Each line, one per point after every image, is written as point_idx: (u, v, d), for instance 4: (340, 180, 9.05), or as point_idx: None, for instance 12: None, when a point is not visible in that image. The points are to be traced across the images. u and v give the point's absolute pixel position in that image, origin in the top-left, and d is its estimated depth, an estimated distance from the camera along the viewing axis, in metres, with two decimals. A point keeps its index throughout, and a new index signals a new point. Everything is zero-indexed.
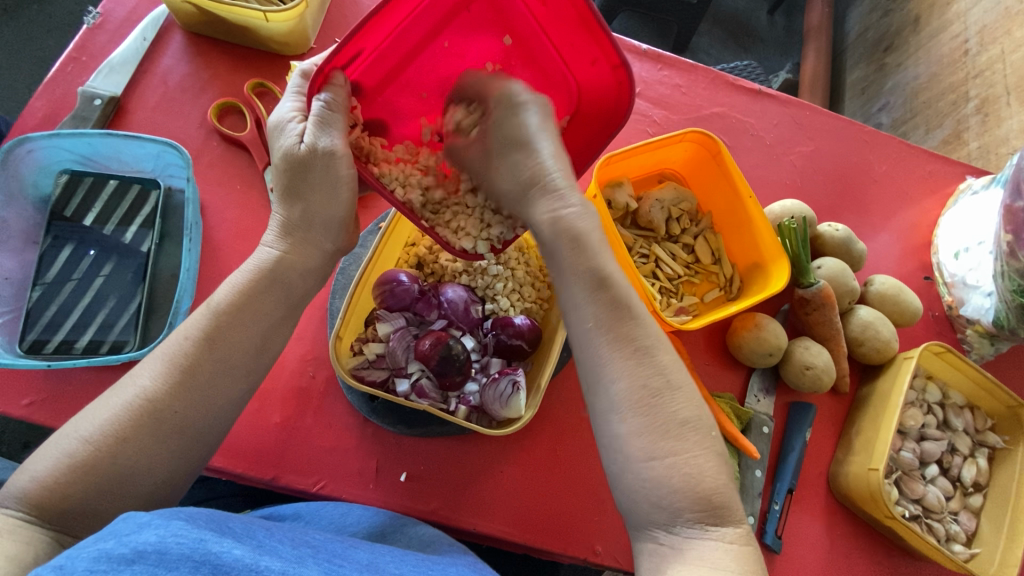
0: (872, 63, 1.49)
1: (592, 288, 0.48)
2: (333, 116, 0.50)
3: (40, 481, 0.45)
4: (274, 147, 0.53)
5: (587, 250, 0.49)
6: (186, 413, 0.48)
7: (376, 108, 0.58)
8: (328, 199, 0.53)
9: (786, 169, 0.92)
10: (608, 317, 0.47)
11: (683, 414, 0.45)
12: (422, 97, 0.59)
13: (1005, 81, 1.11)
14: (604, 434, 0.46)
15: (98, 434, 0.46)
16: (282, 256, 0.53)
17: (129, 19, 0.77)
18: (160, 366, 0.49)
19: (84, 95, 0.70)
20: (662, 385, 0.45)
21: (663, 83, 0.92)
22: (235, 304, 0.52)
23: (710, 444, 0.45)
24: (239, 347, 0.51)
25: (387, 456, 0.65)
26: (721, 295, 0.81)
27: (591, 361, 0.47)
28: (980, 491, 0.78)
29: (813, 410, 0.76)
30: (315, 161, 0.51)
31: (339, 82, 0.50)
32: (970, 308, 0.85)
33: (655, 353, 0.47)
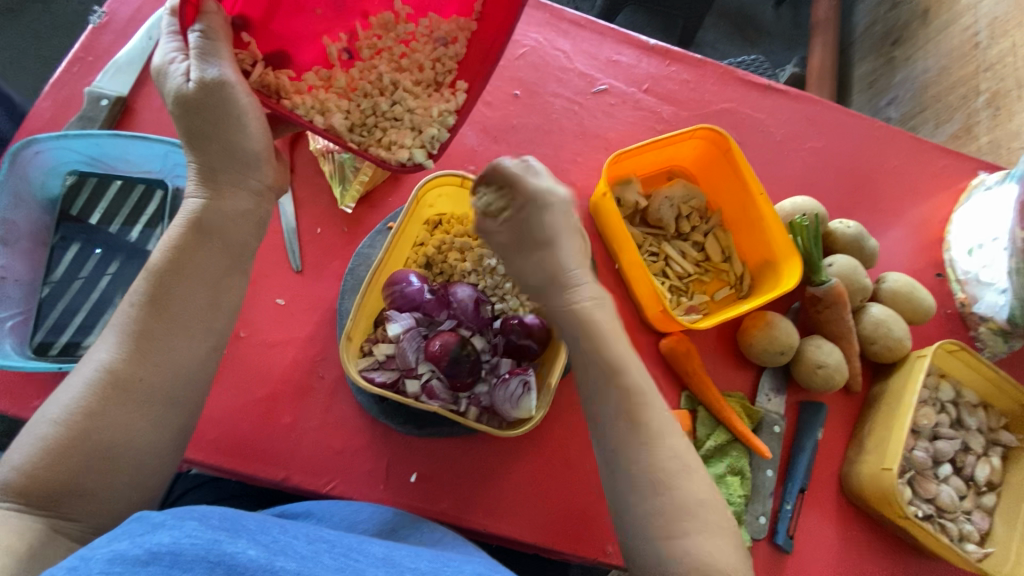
0: (881, 57, 1.48)
1: (609, 375, 0.50)
2: (214, 44, 0.50)
3: (20, 469, 0.45)
4: (166, 95, 0.52)
5: (600, 342, 0.50)
6: (149, 377, 0.50)
7: (274, 36, 0.58)
8: (239, 129, 0.52)
9: (796, 164, 0.91)
10: (620, 399, 0.50)
11: (700, 495, 0.49)
12: (317, 13, 0.61)
13: (1018, 74, 1.09)
14: (623, 517, 0.50)
15: (67, 411, 0.47)
16: (209, 201, 0.53)
17: (134, 18, 0.76)
18: (114, 338, 0.50)
19: (92, 96, 0.70)
20: (679, 468, 0.49)
21: (671, 79, 0.91)
22: (172, 262, 0.52)
23: (725, 523, 0.49)
24: (191, 306, 0.52)
25: (397, 456, 0.65)
26: (731, 294, 0.81)
27: (607, 450, 0.51)
28: (994, 490, 0.77)
29: (824, 410, 0.76)
30: (209, 94, 0.50)
31: (211, 9, 0.50)
32: (984, 306, 0.84)
33: (666, 438, 0.50)
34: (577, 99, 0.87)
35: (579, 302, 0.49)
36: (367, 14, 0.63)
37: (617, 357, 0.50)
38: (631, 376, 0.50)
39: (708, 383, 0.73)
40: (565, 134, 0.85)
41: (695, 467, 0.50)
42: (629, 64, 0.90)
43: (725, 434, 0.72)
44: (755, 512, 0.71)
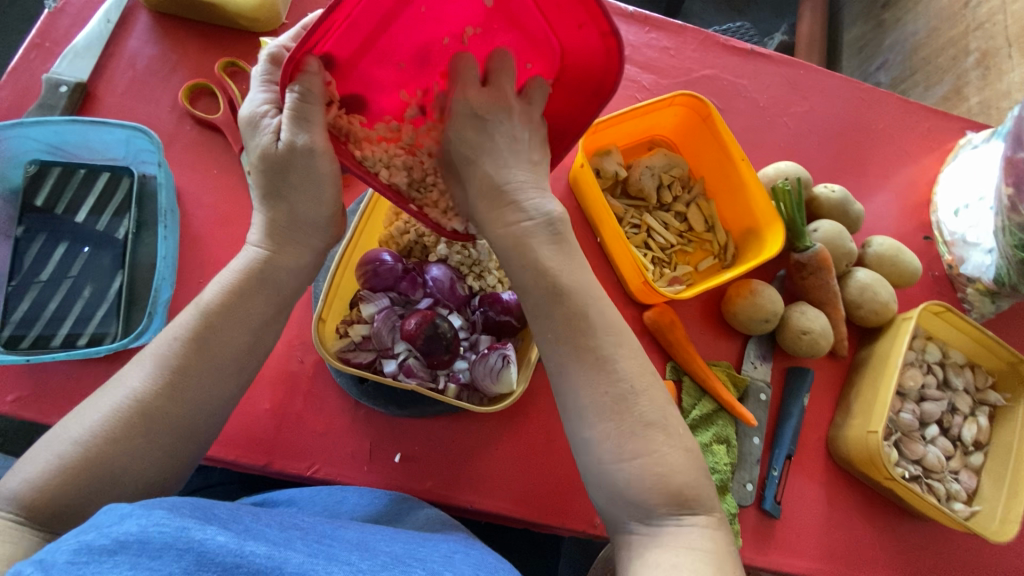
0: (870, 20, 1.45)
1: (552, 307, 0.49)
2: (309, 108, 0.48)
3: (33, 482, 0.43)
4: (251, 144, 0.52)
5: (538, 264, 0.50)
6: (178, 414, 0.48)
7: (353, 82, 0.52)
8: (314, 199, 0.51)
9: (780, 130, 0.90)
10: (568, 333, 0.48)
11: (649, 414, 0.46)
12: (399, 66, 0.52)
13: (1007, 32, 1.07)
14: (576, 441, 0.47)
15: (90, 434, 0.45)
16: (270, 257, 0.52)
17: (92, 2, 0.74)
18: (151, 366, 0.48)
19: (50, 82, 0.68)
20: (626, 390, 0.46)
21: (651, 46, 0.89)
22: (224, 304, 0.50)
23: (678, 441, 0.46)
24: (230, 348, 0.50)
25: (380, 437, 0.65)
26: (715, 263, 0.79)
27: (555, 372, 0.49)
28: (981, 449, 0.77)
29: (810, 376, 0.75)
30: (294, 160, 0.49)
31: (313, 68, 0.47)
32: (970, 266, 0.83)
33: (616, 359, 0.47)
34: None
35: (517, 224, 0.52)
36: (447, 76, 0.54)
37: (569, 289, 0.49)
38: (575, 293, 0.49)
39: (693, 352, 0.72)
40: None
41: (646, 383, 0.47)
42: None
43: (710, 403, 0.72)
44: (741, 480, 0.71)
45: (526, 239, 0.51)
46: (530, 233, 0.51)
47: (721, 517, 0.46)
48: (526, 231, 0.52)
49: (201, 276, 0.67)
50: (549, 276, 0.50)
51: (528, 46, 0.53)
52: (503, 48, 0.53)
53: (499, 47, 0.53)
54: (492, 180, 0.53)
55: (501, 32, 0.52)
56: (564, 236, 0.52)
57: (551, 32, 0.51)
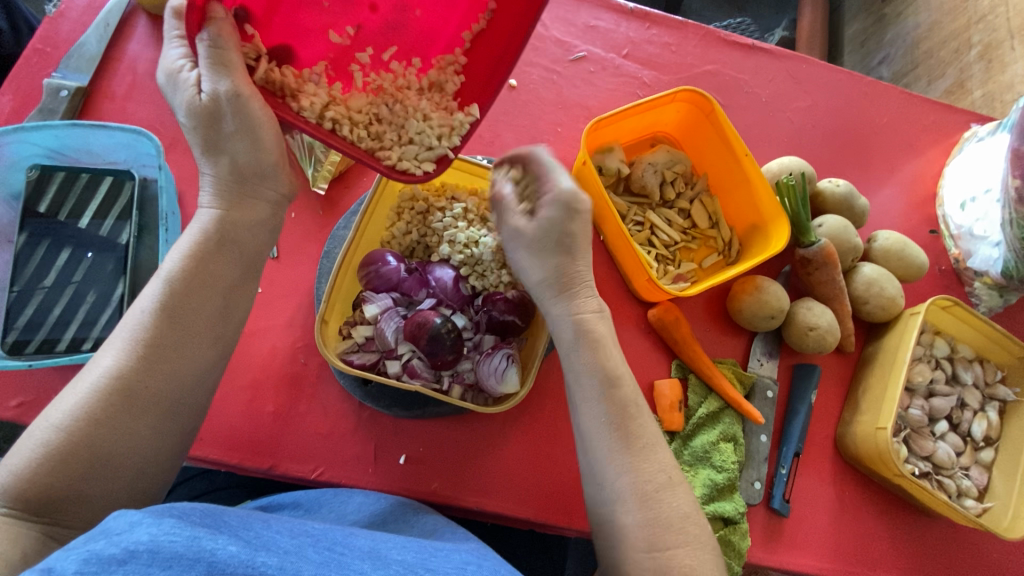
0: (871, 15, 1.44)
1: (608, 393, 0.51)
2: (225, 53, 0.46)
3: (19, 474, 0.42)
4: (177, 103, 0.49)
5: (599, 353, 0.52)
6: (158, 386, 0.46)
7: (276, 28, 0.52)
8: (251, 145, 0.49)
9: (783, 125, 0.89)
10: (616, 418, 0.50)
11: (682, 508, 0.48)
12: (322, 6, 0.54)
13: (1010, 24, 1.06)
14: (607, 522, 0.48)
15: (70, 419, 0.43)
16: (225, 214, 0.51)
17: (92, 6, 0.74)
18: (120, 343, 0.46)
19: (51, 87, 0.68)
20: (664, 481, 0.48)
21: (652, 43, 0.89)
22: (187, 270, 0.49)
23: (706, 538, 0.47)
24: (203, 315, 0.49)
25: (385, 439, 0.64)
26: (719, 260, 0.79)
27: (596, 454, 0.50)
28: (992, 445, 0.76)
29: (818, 372, 0.75)
30: (224, 109, 0.47)
31: (219, 14, 0.46)
32: (978, 260, 0.82)
33: (655, 451, 0.50)
34: (554, 67, 0.84)
35: (584, 313, 0.53)
36: (376, 10, 0.56)
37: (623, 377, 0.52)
38: (625, 383, 0.51)
39: (698, 350, 0.72)
40: (544, 104, 0.83)
41: (680, 478, 0.50)
42: (608, 29, 0.88)
43: (716, 401, 0.71)
44: (750, 478, 0.70)
45: (591, 335, 0.52)
46: (594, 324, 0.53)
47: None
48: (590, 320, 0.53)
49: None
50: (602, 355, 0.52)
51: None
52: None
53: None
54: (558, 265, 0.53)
55: None
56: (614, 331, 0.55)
57: None
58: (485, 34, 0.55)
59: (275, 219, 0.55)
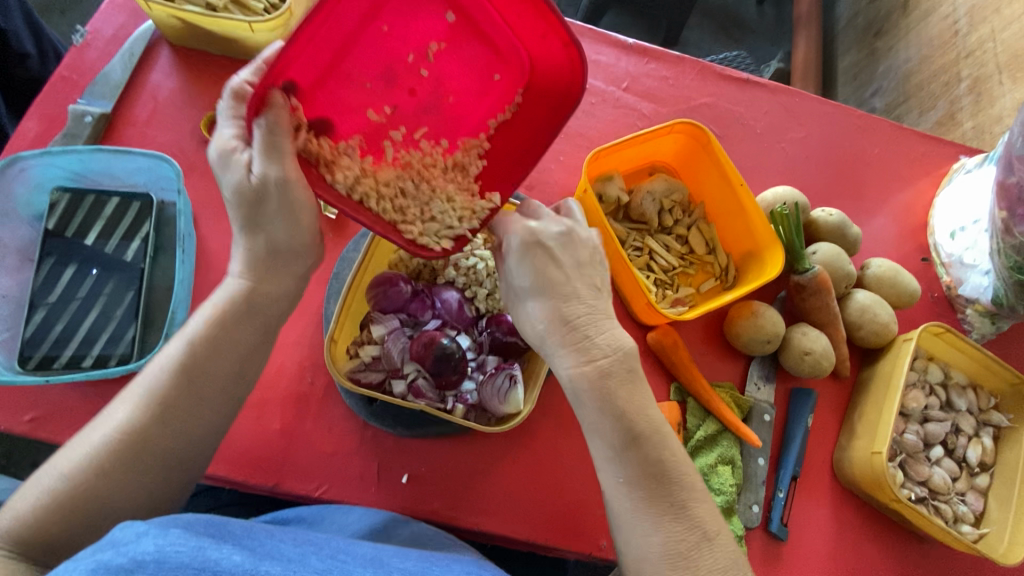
0: (864, 49, 1.50)
1: (629, 449, 0.50)
2: (279, 140, 0.48)
3: (23, 519, 0.44)
4: (223, 179, 0.50)
5: (616, 409, 0.50)
6: (166, 446, 0.48)
7: (319, 104, 0.54)
8: (290, 226, 0.51)
9: (777, 156, 0.92)
10: (642, 478, 0.50)
11: (718, 564, 0.48)
12: (366, 86, 0.56)
13: (997, 60, 1.11)
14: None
15: (79, 468, 0.46)
16: (253, 287, 0.52)
17: (117, 36, 0.77)
18: (138, 400, 0.49)
19: (76, 113, 0.71)
20: (698, 538, 0.49)
21: (651, 76, 0.92)
22: (209, 336, 0.50)
23: None
24: (220, 377, 0.51)
25: (388, 457, 0.65)
26: (717, 285, 0.81)
27: (622, 513, 0.50)
28: (987, 470, 0.77)
29: (814, 397, 0.76)
30: (270, 191, 0.49)
31: (279, 101, 0.47)
32: (969, 288, 0.84)
33: (688, 507, 0.50)
34: None
35: (596, 363, 0.51)
36: (413, 93, 0.58)
37: (642, 423, 0.51)
38: (648, 436, 0.51)
39: (696, 373, 0.73)
40: None
41: (716, 532, 0.50)
42: (609, 63, 0.91)
43: (715, 424, 0.72)
44: (748, 501, 0.71)
45: (606, 387, 0.51)
46: (609, 373, 0.51)
47: None
48: (602, 370, 0.51)
49: None
50: (620, 410, 0.50)
51: (493, 60, 0.57)
52: (467, 62, 0.58)
53: (462, 61, 0.58)
54: (562, 316, 0.52)
55: (463, 47, 0.57)
56: (636, 373, 0.53)
57: (520, 44, 0.55)
58: (511, 128, 0.59)
59: (299, 291, 0.56)
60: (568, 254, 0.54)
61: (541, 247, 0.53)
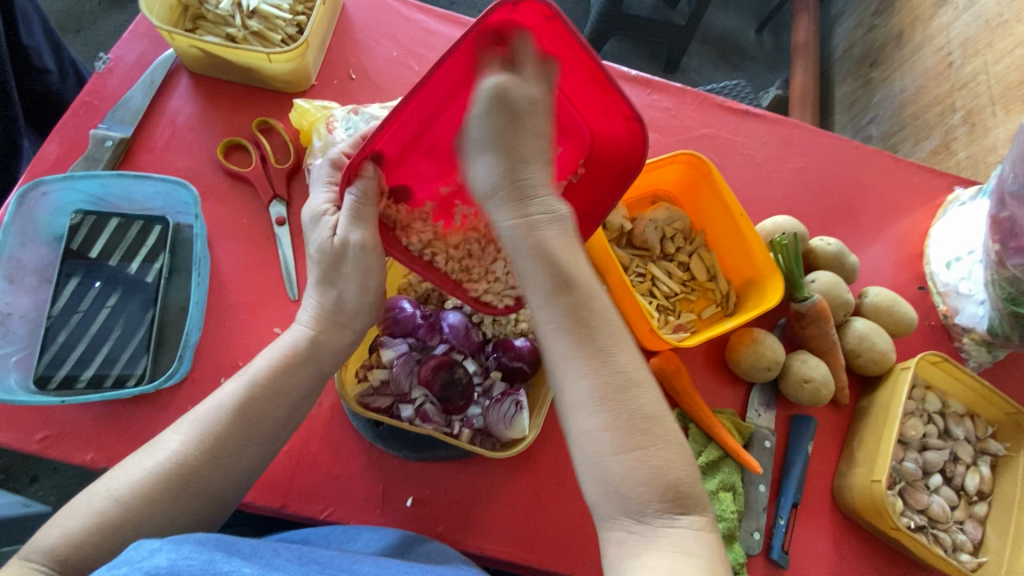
0: (859, 78, 1.54)
1: (558, 297, 0.47)
2: (364, 207, 0.54)
3: (69, 537, 0.45)
4: (310, 238, 0.58)
5: (549, 257, 0.47)
6: (213, 482, 0.50)
7: (402, 172, 0.59)
8: (361, 286, 0.56)
9: (776, 185, 0.95)
10: (572, 324, 0.46)
11: (647, 408, 0.45)
12: (442, 157, 0.60)
13: (990, 92, 1.14)
14: (570, 434, 0.46)
15: (128, 493, 0.47)
16: (315, 335, 0.56)
17: (138, 63, 0.80)
18: (192, 431, 0.50)
19: (97, 137, 0.73)
20: (625, 382, 0.45)
21: (653, 107, 0.95)
22: (269, 378, 0.53)
23: (674, 436, 0.45)
24: (271, 418, 0.53)
25: (393, 480, 0.66)
26: (718, 311, 0.83)
27: (555, 361, 0.47)
28: (985, 499, 0.78)
29: (815, 422, 0.77)
30: (348, 254, 0.55)
31: (369, 173, 0.54)
32: (965, 317, 0.86)
33: (614, 346, 0.46)
34: None
35: (531, 218, 0.48)
36: None
37: (596, 310, 0.47)
38: (585, 292, 0.47)
39: (698, 400, 0.75)
40: None
41: (643, 375, 0.46)
42: None
43: (717, 450, 0.73)
44: (749, 528, 0.71)
45: (539, 233, 0.48)
46: (541, 229, 0.48)
47: (713, 521, 0.45)
48: (535, 225, 0.49)
49: (227, 321, 0.70)
50: (567, 279, 0.47)
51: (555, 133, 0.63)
52: None
53: None
54: (512, 175, 0.49)
55: None
56: (573, 233, 0.50)
57: (583, 121, 0.61)
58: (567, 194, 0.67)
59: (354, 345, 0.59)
60: (532, 118, 0.50)
61: (507, 105, 0.48)
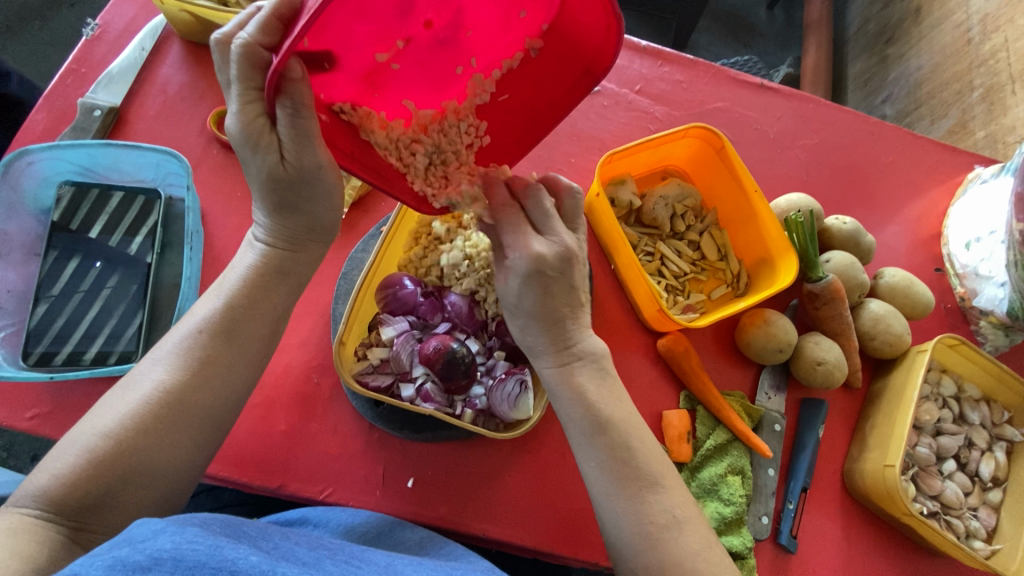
0: (874, 55, 1.49)
1: (598, 438, 0.51)
2: (305, 122, 0.44)
3: (62, 477, 0.43)
4: (247, 159, 0.47)
5: (587, 401, 0.52)
6: (204, 405, 0.49)
7: (329, 34, 0.43)
8: (330, 204, 0.54)
9: (791, 162, 0.91)
10: (613, 464, 0.51)
11: (693, 546, 0.48)
12: (379, 13, 0.45)
13: (1011, 69, 1.09)
14: (619, 565, 0.50)
15: (118, 427, 0.45)
16: (280, 249, 0.55)
17: (127, 30, 0.77)
18: (173, 359, 0.49)
19: (84, 106, 0.70)
20: (668, 521, 0.49)
21: (664, 80, 0.91)
22: (246, 295, 0.52)
23: (723, 573, 0.48)
24: (255, 335, 0.52)
25: (394, 461, 0.64)
26: (728, 292, 0.80)
27: (599, 499, 0.51)
28: (1000, 485, 0.76)
29: (825, 408, 0.75)
30: (309, 178, 0.49)
31: (297, 74, 0.41)
32: (984, 299, 0.83)
33: (657, 492, 0.50)
34: None
35: (568, 361, 0.54)
36: (432, 24, 0.50)
37: (633, 444, 0.52)
38: (621, 427, 0.52)
39: (707, 382, 0.72)
40: (559, 137, 0.86)
41: (687, 514, 0.50)
42: (622, 65, 0.91)
43: (725, 433, 0.71)
44: (757, 512, 0.70)
45: (575, 374, 0.54)
46: (576, 369, 0.54)
47: None
48: (570, 366, 0.54)
49: None
50: (604, 423, 0.51)
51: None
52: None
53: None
54: (553, 325, 0.54)
55: None
56: (606, 370, 0.55)
57: None
58: (525, 69, 0.55)
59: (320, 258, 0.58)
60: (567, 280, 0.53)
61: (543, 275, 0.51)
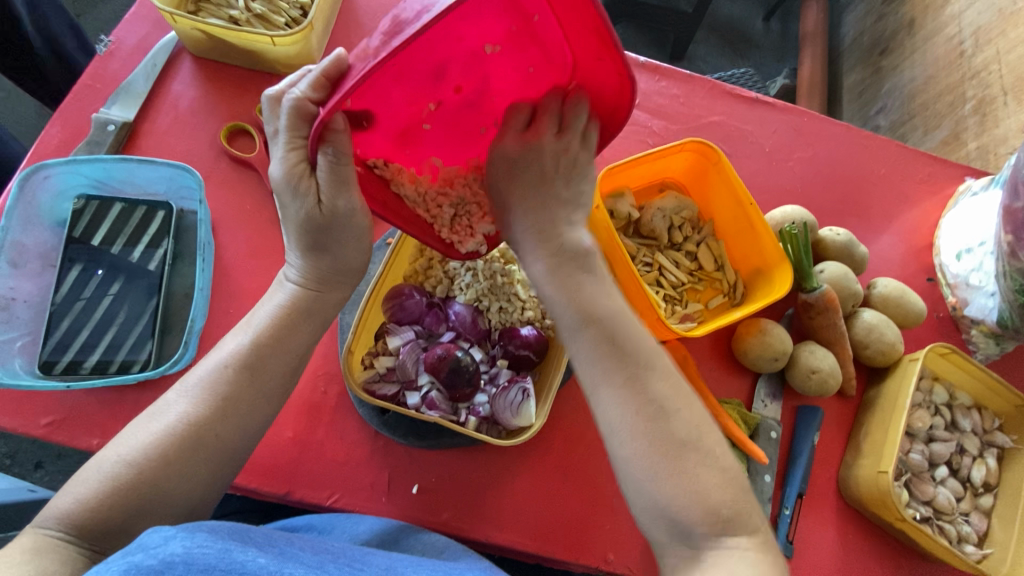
0: (869, 66, 1.52)
1: (583, 323, 0.53)
2: (343, 168, 0.50)
3: (85, 502, 0.45)
4: (286, 204, 0.53)
5: (576, 294, 0.55)
6: (226, 438, 0.50)
7: (370, 98, 0.52)
8: (358, 244, 0.57)
9: (786, 174, 0.94)
10: (603, 350, 0.52)
11: (682, 433, 0.48)
12: (415, 80, 0.54)
13: (1002, 82, 1.12)
14: (614, 463, 0.50)
15: (139, 455, 0.47)
16: (309, 291, 0.56)
17: (140, 46, 0.79)
18: (197, 393, 0.50)
19: (99, 121, 0.72)
20: (656, 410, 0.49)
21: (661, 94, 0.94)
22: (273, 334, 0.54)
23: (712, 462, 0.48)
24: (277, 373, 0.53)
25: (399, 467, 0.66)
26: (725, 301, 0.82)
27: (589, 388, 0.52)
28: (991, 491, 0.78)
29: (820, 414, 0.77)
30: (341, 219, 0.53)
31: (339, 125, 0.47)
32: (974, 308, 0.85)
33: (644, 377, 0.50)
34: None
35: (554, 257, 0.59)
36: (460, 88, 0.58)
37: (621, 335, 0.52)
38: (607, 314, 0.54)
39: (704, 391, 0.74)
40: None
41: (675, 402, 0.50)
42: None
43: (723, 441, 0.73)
44: None
45: (560, 270, 0.58)
46: (562, 265, 0.58)
47: (766, 542, 0.47)
48: (556, 261, 0.58)
49: (232, 307, 0.69)
50: (591, 313, 0.54)
51: (537, 59, 0.57)
52: (514, 65, 0.58)
53: (511, 64, 0.58)
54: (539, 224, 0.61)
55: (518, 51, 0.56)
56: (594, 268, 0.58)
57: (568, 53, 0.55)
58: None
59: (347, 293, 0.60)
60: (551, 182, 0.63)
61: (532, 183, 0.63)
